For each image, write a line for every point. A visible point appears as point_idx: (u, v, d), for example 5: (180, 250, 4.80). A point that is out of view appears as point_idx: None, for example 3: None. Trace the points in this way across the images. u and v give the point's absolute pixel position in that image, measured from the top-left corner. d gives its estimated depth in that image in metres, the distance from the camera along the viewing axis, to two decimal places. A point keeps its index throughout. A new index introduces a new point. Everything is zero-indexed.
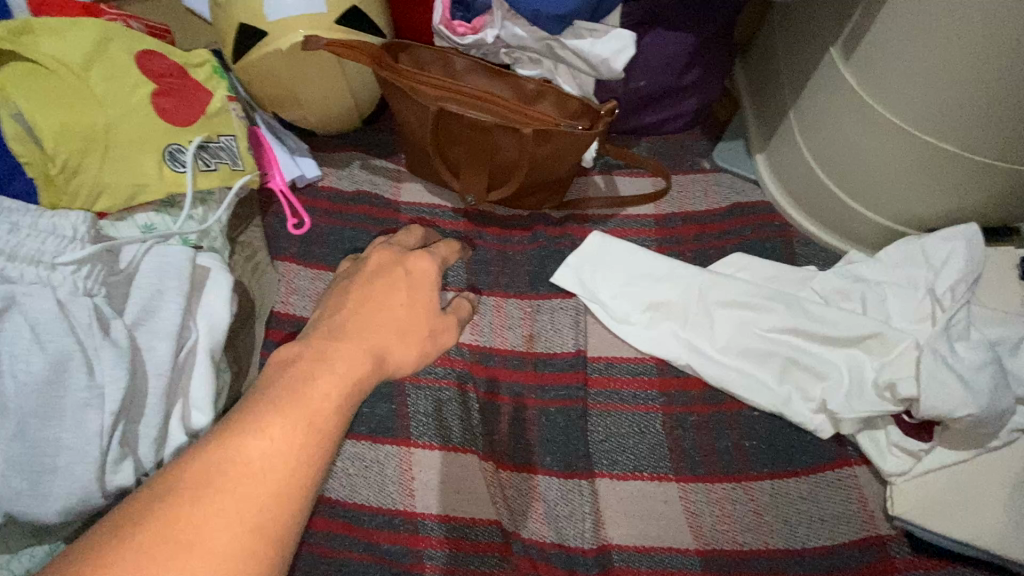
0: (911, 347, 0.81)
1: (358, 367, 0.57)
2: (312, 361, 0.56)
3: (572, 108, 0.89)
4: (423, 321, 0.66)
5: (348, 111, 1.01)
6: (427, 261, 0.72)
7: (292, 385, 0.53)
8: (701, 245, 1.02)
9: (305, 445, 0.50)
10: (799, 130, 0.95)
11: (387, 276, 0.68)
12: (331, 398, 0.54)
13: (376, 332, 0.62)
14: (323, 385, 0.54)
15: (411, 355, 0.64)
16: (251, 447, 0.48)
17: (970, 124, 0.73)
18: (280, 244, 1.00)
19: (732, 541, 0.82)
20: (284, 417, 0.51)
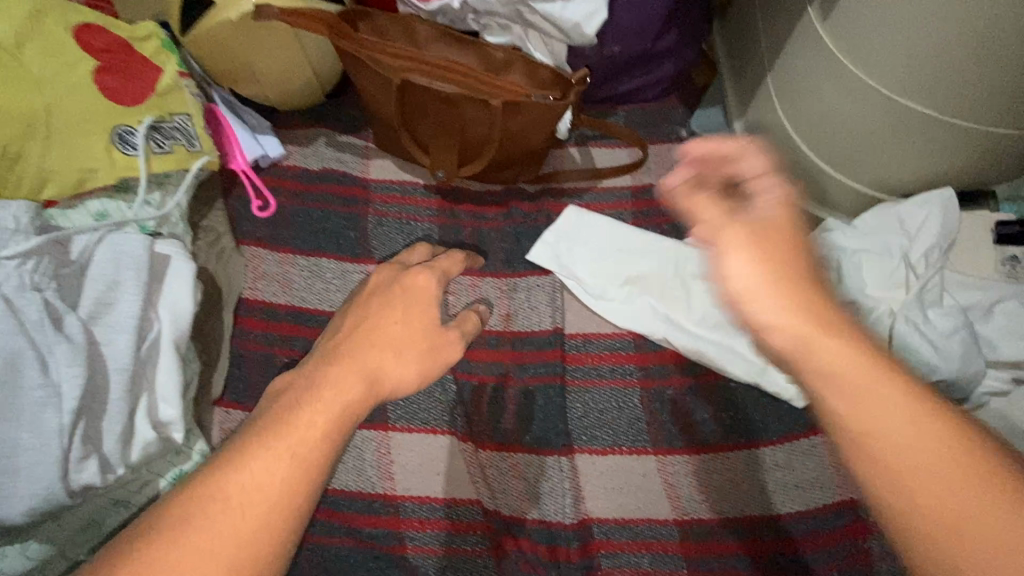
0: (886, 314, 0.81)
1: (350, 391, 0.60)
2: (309, 387, 0.59)
3: (542, 76, 0.85)
4: (421, 336, 0.69)
5: (308, 85, 0.97)
6: (425, 277, 0.77)
7: (285, 412, 0.56)
8: (679, 217, 1.00)
9: (288, 476, 0.51)
10: (777, 95, 0.92)
11: (387, 293, 0.73)
12: (324, 421, 0.56)
13: (373, 350, 0.65)
14: (313, 412, 0.56)
15: (411, 370, 0.66)
16: (234, 482, 0.50)
17: (950, 87, 0.71)
18: (245, 228, 0.96)
19: (709, 509, 0.84)
20: (272, 447, 0.53)
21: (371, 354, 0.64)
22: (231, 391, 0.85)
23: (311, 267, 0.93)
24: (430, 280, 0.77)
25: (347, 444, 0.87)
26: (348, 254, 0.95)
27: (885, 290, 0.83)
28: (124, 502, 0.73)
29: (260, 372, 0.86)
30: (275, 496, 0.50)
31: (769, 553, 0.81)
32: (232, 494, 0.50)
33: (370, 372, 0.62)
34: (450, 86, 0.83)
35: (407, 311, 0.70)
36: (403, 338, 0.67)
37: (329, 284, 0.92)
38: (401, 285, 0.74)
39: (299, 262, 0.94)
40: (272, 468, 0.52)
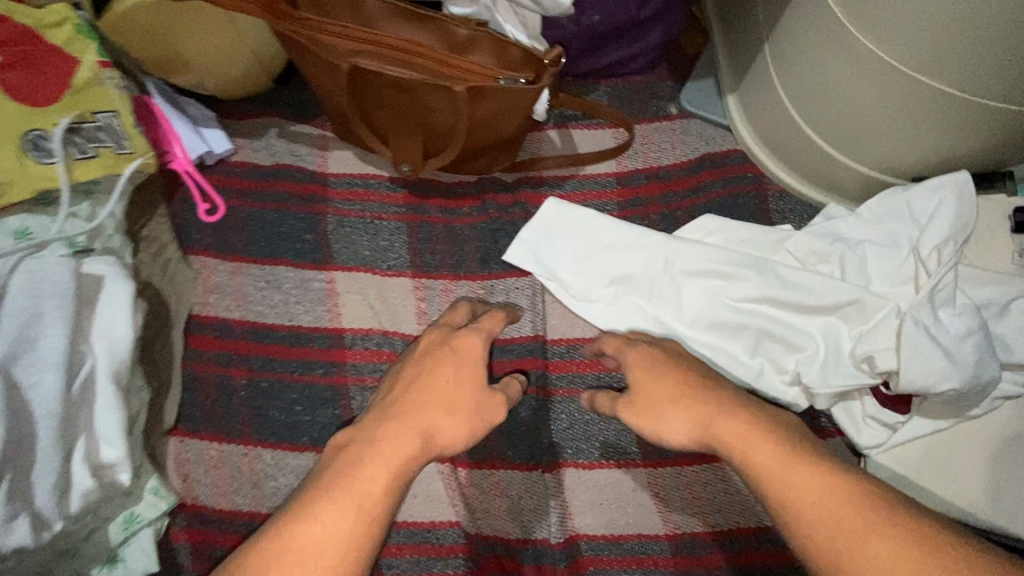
0: (890, 314, 0.75)
1: (407, 448, 0.64)
2: (363, 442, 0.64)
3: (511, 57, 0.74)
4: (469, 395, 0.71)
5: (247, 72, 0.85)
6: (473, 338, 0.75)
7: (342, 470, 0.62)
8: (668, 206, 0.92)
9: (355, 527, 0.58)
10: (776, 69, 0.83)
11: (435, 356, 0.74)
12: (382, 482, 0.61)
13: (425, 408, 0.68)
14: (372, 466, 0.62)
15: (460, 429, 0.68)
16: (307, 532, 0.57)
17: (970, 61, 0.62)
18: (191, 235, 0.87)
19: (703, 523, 0.80)
20: (333, 502, 0.59)
21: (426, 415, 0.67)
22: (186, 418, 0.78)
23: (267, 277, 0.85)
24: (478, 337, 0.75)
25: (426, 471, 0.82)
26: (307, 260, 0.87)
27: (894, 286, 0.78)
28: (72, 550, 0.67)
29: (215, 397, 0.79)
30: (345, 543, 0.57)
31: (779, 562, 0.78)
32: (307, 542, 0.57)
33: (424, 430, 0.66)
34: (405, 71, 0.73)
35: (457, 372, 0.72)
36: (459, 401, 0.70)
37: (288, 296, 0.85)
38: (455, 343, 0.75)
39: (253, 272, 0.85)
40: (344, 517, 0.58)
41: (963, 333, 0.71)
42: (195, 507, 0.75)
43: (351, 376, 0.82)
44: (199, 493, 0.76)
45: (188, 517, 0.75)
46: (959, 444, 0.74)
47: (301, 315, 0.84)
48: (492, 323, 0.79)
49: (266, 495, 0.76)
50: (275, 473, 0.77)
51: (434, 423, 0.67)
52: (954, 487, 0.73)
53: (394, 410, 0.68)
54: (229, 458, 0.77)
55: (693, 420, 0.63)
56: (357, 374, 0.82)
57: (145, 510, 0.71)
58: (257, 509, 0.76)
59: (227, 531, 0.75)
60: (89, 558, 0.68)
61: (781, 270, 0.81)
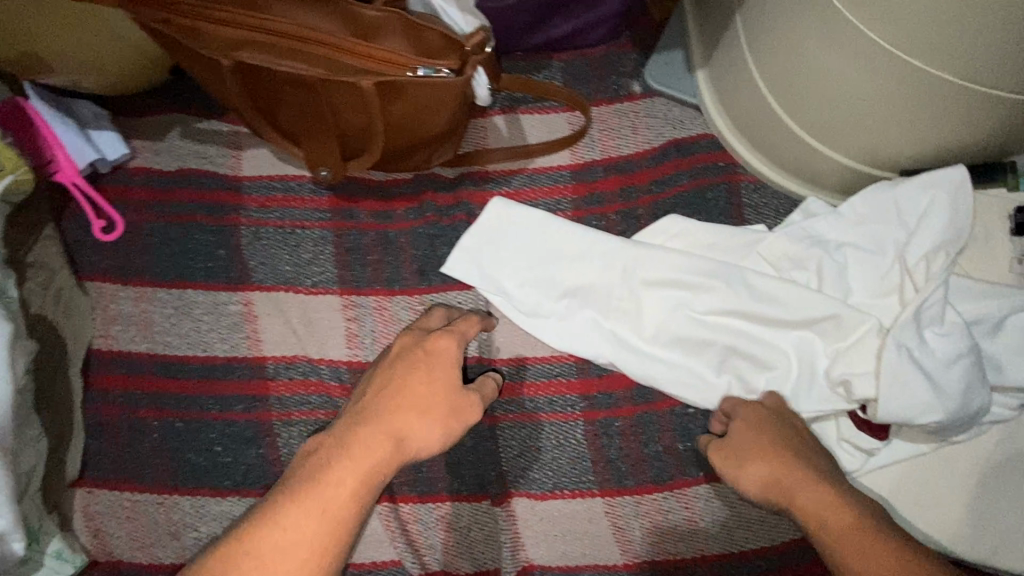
0: (871, 331, 0.68)
1: (378, 452, 0.57)
2: (331, 448, 0.58)
3: (428, 43, 0.62)
4: (443, 397, 0.63)
5: (124, 65, 0.73)
6: (447, 341, 0.67)
7: (308, 475, 0.55)
8: (628, 203, 0.82)
9: (317, 533, 0.52)
10: (748, 43, 0.71)
11: (408, 359, 0.65)
12: (349, 485, 0.55)
13: (396, 410, 0.61)
14: (340, 472, 0.55)
15: (434, 432, 0.61)
16: (266, 538, 0.51)
17: (969, 41, 0.51)
18: (87, 258, 0.77)
19: (665, 551, 0.75)
20: (299, 505, 0.53)
21: (400, 416, 0.60)
22: (93, 467, 0.71)
23: (176, 302, 0.76)
24: (456, 345, 0.67)
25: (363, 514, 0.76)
26: (221, 280, 0.77)
27: (876, 296, 0.70)
28: None
29: (125, 442, 0.72)
30: (306, 554, 0.51)
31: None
32: (267, 547, 0.51)
33: (396, 432, 0.59)
34: (302, 66, 0.61)
35: (430, 377, 0.64)
36: (433, 404, 0.62)
37: (200, 323, 0.76)
38: (430, 344, 0.66)
39: (161, 297, 0.76)
40: (308, 525, 0.52)
41: (950, 354, 0.64)
42: (111, 562, 0.69)
43: (275, 411, 0.74)
44: (112, 547, 0.70)
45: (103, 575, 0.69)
46: (941, 470, 0.68)
47: (216, 344, 0.75)
48: (468, 326, 0.71)
49: (186, 546, 0.70)
50: (195, 521, 0.71)
51: (410, 424, 0.60)
52: (930, 519, 0.67)
53: (373, 409, 0.61)
54: (145, 507, 0.71)
55: (780, 475, 0.62)
56: (282, 408, 0.74)
57: None
58: (179, 560, 0.70)
59: None
60: None
61: (753, 278, 0.72)
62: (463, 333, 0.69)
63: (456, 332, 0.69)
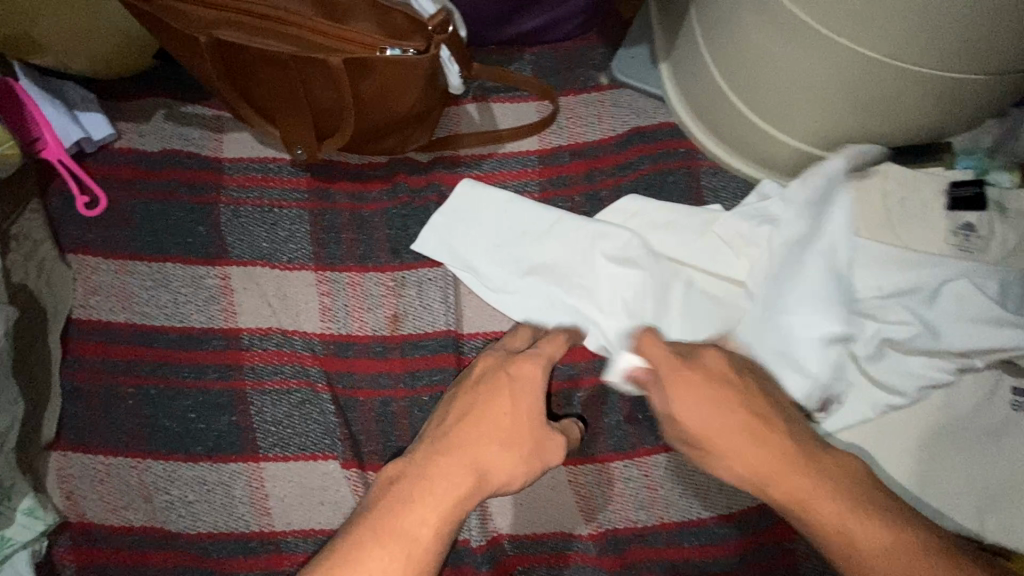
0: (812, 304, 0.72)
1: (458, 488, 0.57)
2: (415, 479, 0.58)
3: (393, 25, 0.66)
4: (528, 430, 0.62)
5: (117, 51, 0.78)
6: (530, 366, 0.66)
7: (390, 508, 0.56)
8: (592, 186, 0.86)
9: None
10: (701, 31, 0.76)
11: (492, 382, 0.65)
12: (430, 524, 0.55)
13: (480, 443, 0.60)
14: (421, 509, 0.56)
15: (514, 467, 0.61)
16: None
17: (883, 20, 0.56)
18: (70, 230, 0.80)
19: (626, 519, 0.77)
20: (386, 548, 0.54)
21: (484, 449, 0.60)
22: (68, 430, 0.73)
23: (155, 275, 0.79)
24: (541, 367, 0.66)
25: None
26: (199, 256, 0.80)
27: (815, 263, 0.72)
28: None
29: (100, 408, 0.74)
30: None
31: (777, 542, 0.75)
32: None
33: (478, 465, 0.59)
34: (273, 44, 0.65)
35: (514, 405, 0.63)
36: (513, 433, 0.62)
37: (178, 296, 0.78)
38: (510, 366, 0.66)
39: (140, 269, 0.79)
40: (392, 564, 0.53)
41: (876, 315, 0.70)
42: (82, 524, 0.71)
43: (251, 380, 0.76)
44: (85, 509, 0.71)
45: (72, 536, 0.70)
46: (885, 434, 0.71)
47: (193, 316, 0.78)
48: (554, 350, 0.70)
49: (158, 508, 0.72)
50: (167, 484, 0.73)
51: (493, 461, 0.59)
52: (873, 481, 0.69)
53: (457, 437, 0.61)
54: (118, 471, 0.72)
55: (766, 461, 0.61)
56: (257, 377, 0.77)
57: (18, 533, 0.65)
58: (150, 522, 0.72)
59: (118, 547, 0.70)
60: None
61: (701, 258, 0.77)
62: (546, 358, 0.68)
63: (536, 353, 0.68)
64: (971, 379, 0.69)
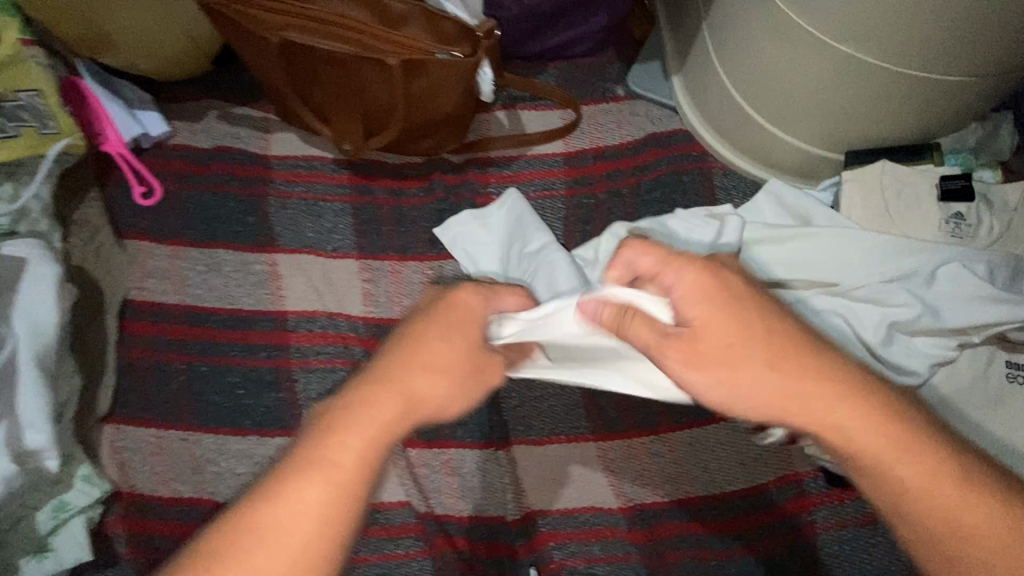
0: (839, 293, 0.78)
1: (389, 415, 0.49)
2: (344, 406, 0.49)
3: (445, 31, 0.73)
4: (467, 355, 0.54)
5: (184, 55, 0.84)
6: (467, 296, 0.56)
7: (314, 439, 0.48)
8: (616, 184, 0.92)
9: (324, 507, 0.45)
10: (713, 46, 0.85)
11: (427, 308, 0.55)
12: (362, 451, 0.47)
13: (414, 367, 0.52)
14: (349, 439, 0.48)
15: (453, 393, 0.52)
16: (272, 509, 0.45)
17: (881, 29, 0.65)
18: (127, 218, 0.84)
19: (653, 493, 0.81)
20: (312, 484, 0.46)
21: (419, 375, 0.51)
22: (121, 405, 0.76)
23: (207, 260, 0.83)
24: (482, 305, 0.56)
25: (420, 459, 0.81)
26: (249, 243, 0.85)
27: (822, 271, 0.79)
28: None
29: (152, 384, 0.77)
30: (307, 535, 0.44)
31: (794, 514, 0.80)
32: (276, 527, 0.44)
33: (412, 392, 0.51)
34: (337, 46, 0.72)
35: (451, 331, 0.53)
36: (446, 360, 0.52)
37: (229, 279, 0.83)
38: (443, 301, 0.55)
39: (192, 255, 0.83)
40: (320, 495, 0.45)
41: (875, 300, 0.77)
42: (133, 495, 0.73)
43: (297, 359, 0.80)
44: (136, 481, 0.74)
45: (124, 505, 0.73)
46: None
47: (243, 299, 0.82)
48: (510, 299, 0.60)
49: (208, 480, 0.75)
50: (216, 457, 0.76)
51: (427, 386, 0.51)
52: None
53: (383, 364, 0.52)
54: (169, 444, 0.75)
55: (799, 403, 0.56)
56: (303, 357, 0.81)
57: (75, 499, 0.68)
58: (200, 494, 0.74)
59: (167, 519, 0.73)
60: (16, 548, 0.66)
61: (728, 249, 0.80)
62: (492, 293, 0.58)
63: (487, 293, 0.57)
64: (971, 353, 0.76)
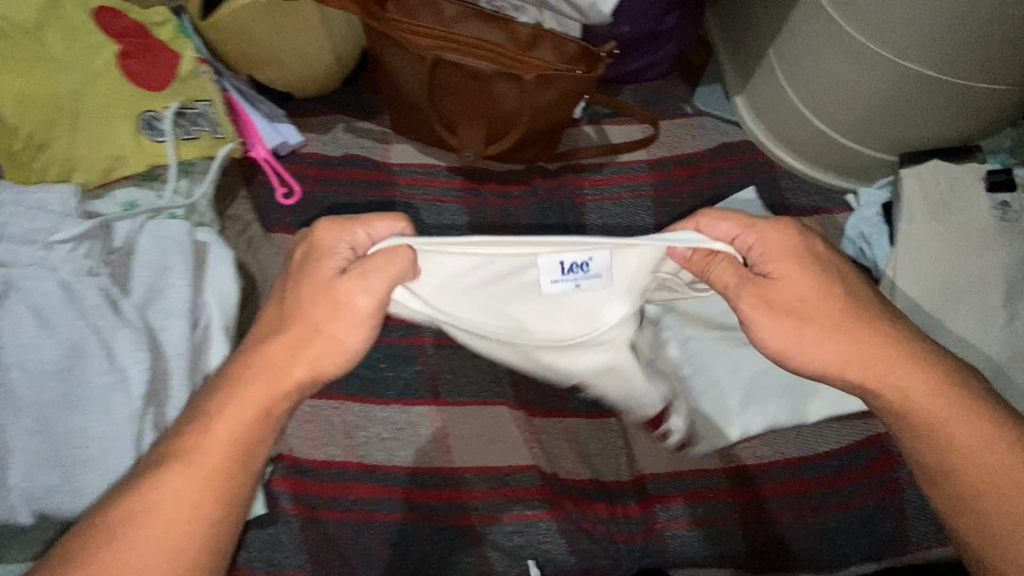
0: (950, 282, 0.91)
1: (258, 396, 0.61)
2: (221, 394, 0.61)
3: (570, 51, 0.86)
4: (334, 309, 0.62)
5: (327, 72, 0.97)
6: (331, 236, 0.63)
7: (190, 431, 0.59)
8: (696, 185, 1.05)
9: (196, 486, 0.57)
10: (780, 67, 1.00)
11: (300, 284, 0.63)
12: (229, 432, 0.59)
13: (284, 350, 0.62)
14: (220, 430, 0.59)
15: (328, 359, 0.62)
16: (151, 495, 0.56)
17: (941, 46, 0.79)
18: (272, 215, 0.95)
19: (754, 455, 0.91)
20: (181, 472, 0.57)
21: (298, 348, 0.62)
22: None
23: None
24: (343, 240, 0.63)
25: (542, 429, 0.89)
26: None
27: (931, 265, 0.92)
28: None
29: None
30: (182, 511, 0.56)
31: (881, 471, 0.89)
32: (159, 510, 0.56)
33: (278, 373, 0.61)
34: (482, 62, 0.84)
35: (314, 299, 0.62)
36: (306, 328, 0.62)
37: None
38: (307, 255, 0.64)
39: None
40: (192, 478, 0.57)
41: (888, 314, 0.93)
42: (291, 456, 0.82)
43: (429, 338, 0.90)
44: (294, 444, 0.83)
45: (285, 466, 0.82)
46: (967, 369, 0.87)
47: None
48: (382, 225, 0.64)
49: (359, 442, 0.84)
50: (365, 423, 0.86)
51: (287, 356, 0.62)
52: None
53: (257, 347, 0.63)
54: (323, 412, 0.85)
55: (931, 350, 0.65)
56: (433, 335, 0.91)
57: None
58: (349, 457, 0.84)
59: (325, 478, 0.82)
60: None
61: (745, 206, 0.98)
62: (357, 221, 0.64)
63: (351, 228, 0.63)
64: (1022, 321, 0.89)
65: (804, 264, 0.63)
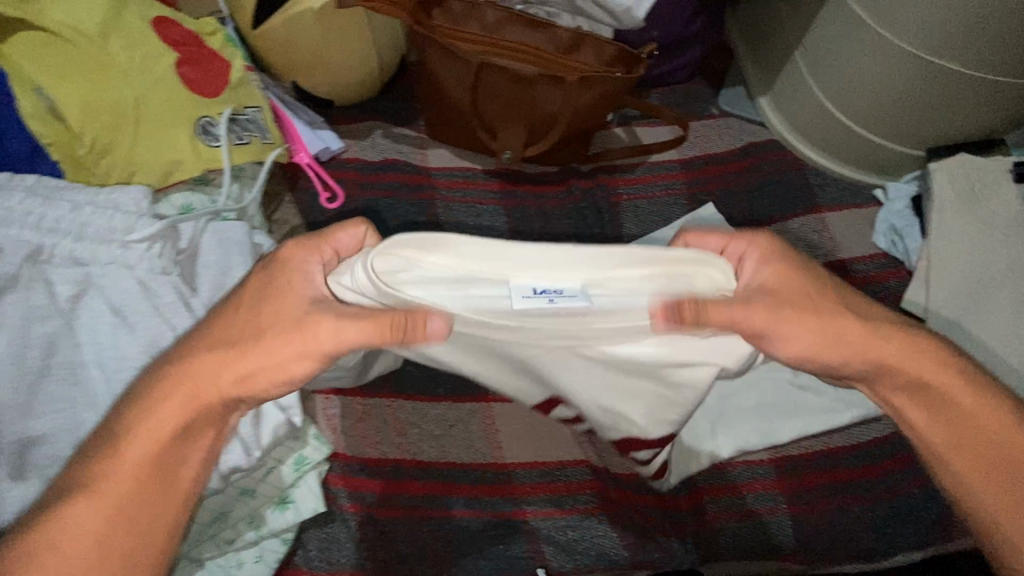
0: (984, 274, 0.94)
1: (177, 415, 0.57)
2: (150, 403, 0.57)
3: (609, 54, 0.89)
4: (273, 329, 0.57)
5: (370, 79, 0.99)
6: (303, 259, 0.59)
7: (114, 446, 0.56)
8: (728, 183, 1.07)
9: (109, 513, 0.54)
10: (807, 68, 1.03)
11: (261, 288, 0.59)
12: (143, 453, 0.56)
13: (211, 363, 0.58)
14: (138, 446, 0.56)
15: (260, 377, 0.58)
16: (67, 517, 0.53)
17: (969, 42, 0.82)
18: (317, 219, 0.96)
19: (799, 445, 0.92)
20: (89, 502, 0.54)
21: (237, 364, 0.57)
22: None
23: None
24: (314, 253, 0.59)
25: None
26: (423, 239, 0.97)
27: (964, 254, 0.95)
28: (250, 491, 0.74)
29: None
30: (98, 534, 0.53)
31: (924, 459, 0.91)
32: (71, 530, 0.53)
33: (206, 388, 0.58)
34: (525, 66, 0.87)
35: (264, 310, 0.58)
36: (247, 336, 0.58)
37: None
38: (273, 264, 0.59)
39: None
40: (108, 499, 0.54)
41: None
42: (346, 456, 0.83)
43: None
44: (348, 442, 0.84)
45: (340, 464, 0.83)
46: (1005, 355, 0.89)
47: None
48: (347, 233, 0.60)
49: (411, 440, 0.86)
50: (417, 420, 0.87)
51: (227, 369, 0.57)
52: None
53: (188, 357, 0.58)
54: (375, 410, 0.87)
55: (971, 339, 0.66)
56: None
57: (312, 453, 0.78)
58: (402, 454, 0.85)
59: (380, 476, 0.83)
60: (264, 499, 0.75)
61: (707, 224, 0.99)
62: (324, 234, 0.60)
63: (317, 247, 0.60)
64: None
65: (797, 277, 0.61)
